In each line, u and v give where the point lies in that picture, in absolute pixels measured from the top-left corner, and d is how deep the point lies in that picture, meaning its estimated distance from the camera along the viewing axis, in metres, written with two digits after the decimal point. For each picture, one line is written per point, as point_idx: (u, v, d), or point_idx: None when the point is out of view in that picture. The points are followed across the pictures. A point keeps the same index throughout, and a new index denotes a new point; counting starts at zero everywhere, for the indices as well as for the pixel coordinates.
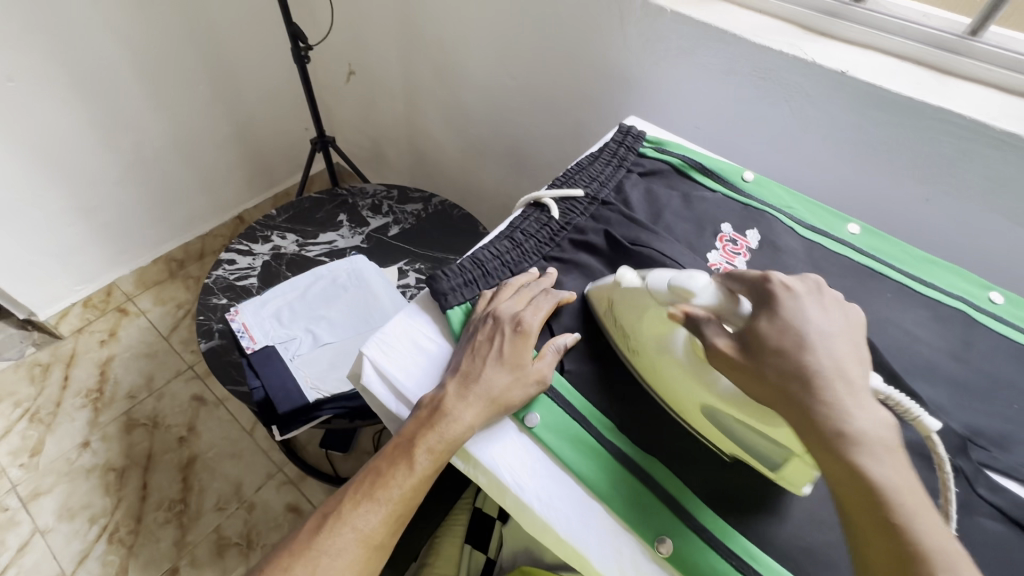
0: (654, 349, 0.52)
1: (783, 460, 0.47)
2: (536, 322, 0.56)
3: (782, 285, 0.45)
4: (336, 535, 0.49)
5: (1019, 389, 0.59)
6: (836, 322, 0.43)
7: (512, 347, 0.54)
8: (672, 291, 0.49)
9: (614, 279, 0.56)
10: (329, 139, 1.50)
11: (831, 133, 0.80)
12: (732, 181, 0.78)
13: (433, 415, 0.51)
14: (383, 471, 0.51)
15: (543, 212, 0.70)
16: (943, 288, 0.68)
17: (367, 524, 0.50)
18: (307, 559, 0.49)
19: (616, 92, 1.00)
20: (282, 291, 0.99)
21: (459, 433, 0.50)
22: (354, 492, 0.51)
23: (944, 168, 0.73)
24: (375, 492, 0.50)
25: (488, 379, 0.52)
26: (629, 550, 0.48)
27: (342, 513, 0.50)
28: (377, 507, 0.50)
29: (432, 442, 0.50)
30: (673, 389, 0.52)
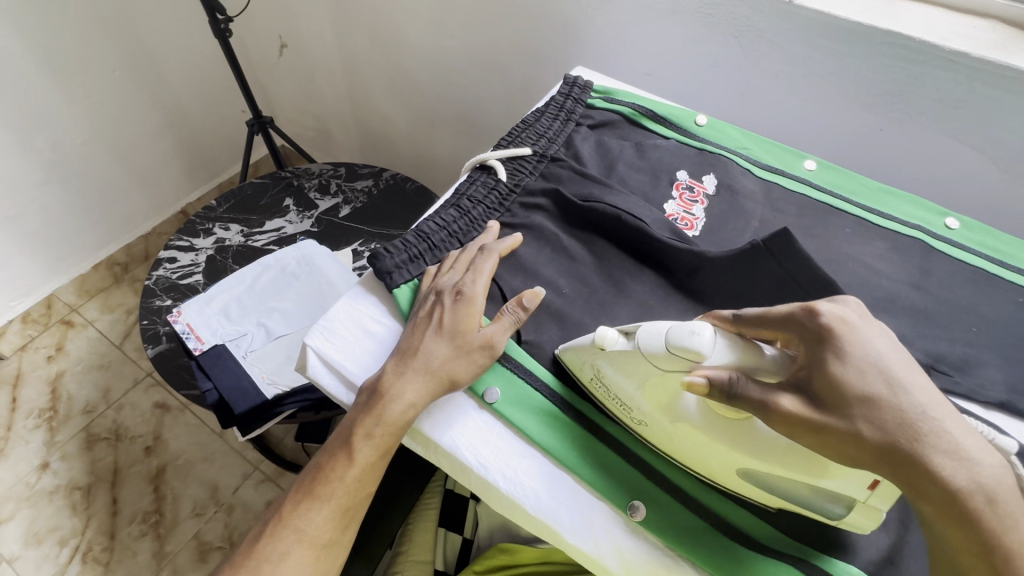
0: (668, 421, 0.45)
1: (848, 506, 0.42)
2: (480, 288, 0.53)
3: (833, 316, 0.40)
4: (281, 537, 0.48)
5: (977, 312, 0.59)
6: (890, 350, 0.39)
7: (454, 314, 0.51)
8: (677, 353, 0.41)
9: (592, 340, 0.47)
10: (267, 120, 1.40)
11: (783, 67, 0.77)
12: (685, 127, 0.75)
13: (371, 400, 0.48)
14: (325, 466, 0.49)
15: (490, 175, 0.66)
16: (901, 218, 0.67)
17: (313, 523, 0.48)
18: (255, 564, 0.48)
19: (561, 44, 0.95)
20: (228, 285, 0.93)
21: (400, 415, 0.47)
22: (297, 491, 0.49)
23: (896, 95, 0.71)
24: (318, 489, 0.49)
25: (428, 353, 0.49)
26: (601, 518, 0.46)
27: (287, 513, 0.49)
28: (322, 504, 0.48)
29: (370, 430, 0.47)
30: (700, 455, 0.45)
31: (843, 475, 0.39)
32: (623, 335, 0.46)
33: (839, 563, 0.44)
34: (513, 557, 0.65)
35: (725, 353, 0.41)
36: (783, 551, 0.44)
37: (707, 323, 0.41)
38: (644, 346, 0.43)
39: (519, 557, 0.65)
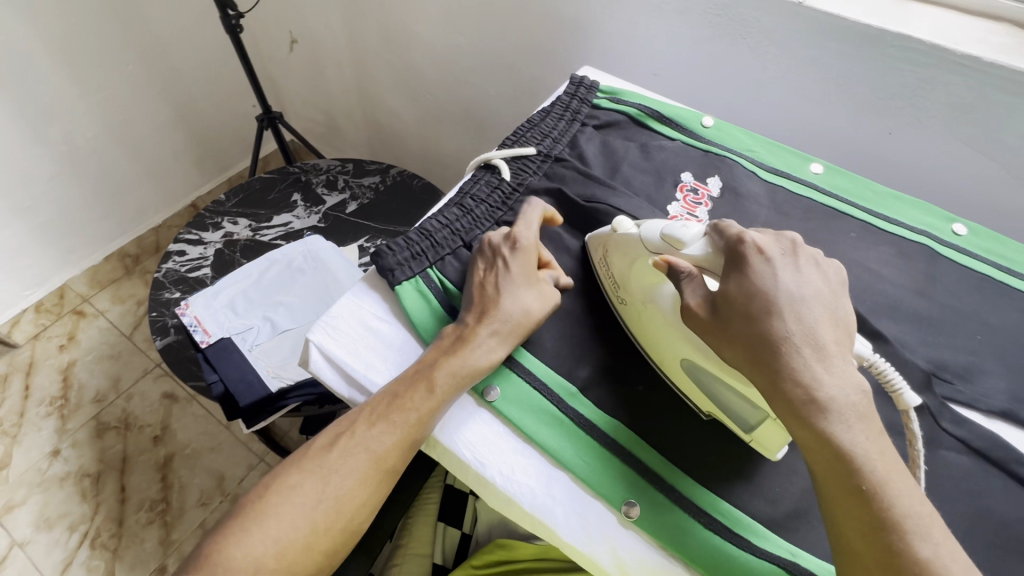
0: (641, 296, 0.51)
1: (758, 422, 0.47)
2: (530, 239, 0.55)
3: (755, 247, 0.44)
4: (348, 454, 0.47)
5: (982, 319, 0.59)
6: (813, 286, 0.43)
7: (517, 261, 0.53)
8: (663, 241, 0.48)
9: (612, 226, 0.55)
10: (276, 115, 1.41)
11: (791, 69, 0.76)
12: (690, 128, 0.75)
13: (457, 343, 0.50)
14: (403, 393, 0.48)
15: (494, 175, 0.66)
16: (907, 224, 0.66)
17: (381, 444, 0.47)
18: (318, 475, 0.46)
19: (569, 42, 0.95)
20: (235, 279, 0.94)
21: (484, 360, 0.50)
22: (370, 410, 0.48)
23: (905, 98, 0.71)
24: (393, 412, 0.48)
25: (506, 300, 0.52)
26: (597, 518, 0.47)
27: (356, 432, 0.48)
28: (392, 428, 0.47)
29: (457, 363, 0.49)
30: (658, 342, 0.51)
31: (742, 382, 0.45)
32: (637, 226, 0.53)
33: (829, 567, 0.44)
34: (511, 552, 0.66)
35: (698, 250, 0.47)
36: (776, 553, 0.44)
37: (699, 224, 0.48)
38: (645, 234, 0.51)
39: (516, 553, 0.65)
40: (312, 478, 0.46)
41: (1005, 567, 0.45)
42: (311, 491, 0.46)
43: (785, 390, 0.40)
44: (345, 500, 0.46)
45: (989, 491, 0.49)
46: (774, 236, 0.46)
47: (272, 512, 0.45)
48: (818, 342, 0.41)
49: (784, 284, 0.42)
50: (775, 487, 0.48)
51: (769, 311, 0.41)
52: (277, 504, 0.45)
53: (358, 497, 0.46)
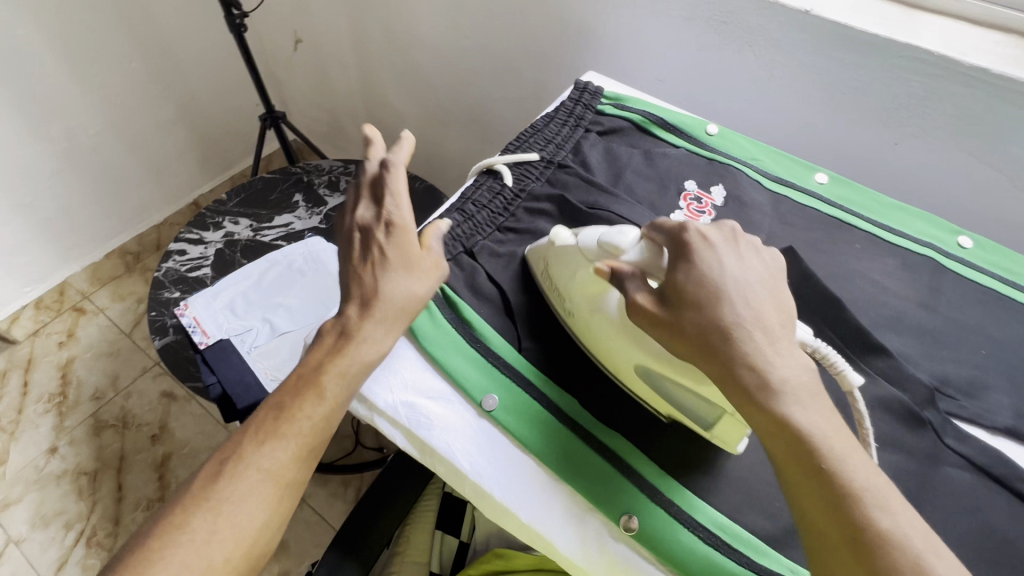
0: (586, 305, 0.51)
1: (715, 417, 0.47)
2: (405, 213, 0.52)
3: (699, 234, 0.44)
4: (237, 482, 0.44)
5: (987, 333, 0.58)
6: (756, 271, 0.44)
7: (395, 251, 0.51)
8: (602, 247, 0.49)
9: (549, 238, 0.55)
10: (279, 114, 1.41)
11: (798, 77, 0.76)
12: (695, 135, 0.74)
13: (343, 340, 0.49)
14: (290, 404, 0.46)
15: (496, 180, 0.66)
16: (912, 236, 0.65)
17: (275, 461, 0.45)
18: (205, 511, 0.43)
19: (574, 46, 0.95)
20: (234, 280, 0.94)
21: (376, 351, 0.49)
22: (257, 430, 0.46)
23: (913, 108, 0.70)
24: (283, 426, 0.46)
25: (388, 291, 0.50)
26: (595, 532, 0.46)
27: (243, 455, 0.45)
28: (283, 443, 0.45)
29: (346, 363, 0.48)
30: (609, 350, 0.51)
31: (701, 381, 0.45)
32: (574, 235, 0.53)
33: None
34: (509, 562, 0.65)
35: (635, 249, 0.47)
36: (776, 570, 0.44)
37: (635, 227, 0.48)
38: (583, 242, 0.51)
39: (514, 563, 0.65)
40: (200, 519, 0.43)
41: None
42: (202, 532, 0.42)
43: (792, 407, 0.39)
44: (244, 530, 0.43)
45: (993, 508, 0.48)
46: (715, 226, 0.47)
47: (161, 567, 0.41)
48: None
49: (729, 270, 0.43)
50: (776, 501, 0.47)
51: (770, 326, 0.41)
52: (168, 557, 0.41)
53: (256, 525, 0.44)
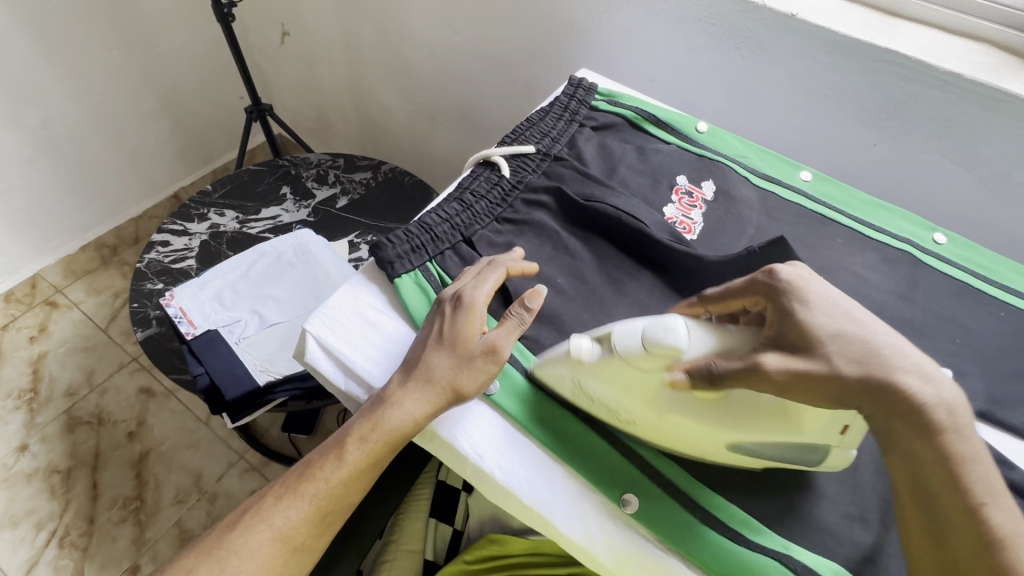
0: (638, 409, 0.46)
1: (820, 454, 0.46)
2: (480, 295, 0.51)
3: (788, 277, 0.45)
4: (251, 532, 0.46)
5: (961, 324, 0.61)
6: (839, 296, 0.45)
7: (455, 325, 0.50)
8: (654, 351, 0.44)
9: (565, 351, 0.48)
10: (266, 107, 1.39)
11: (782, 80, 0.79)
12: (686, 133, 0.76)
13: (374, 404, 0.48)
14: (314, 463, 0.48)
15: (494, 172, 0.67)
16: (891, 232, 0.68)
17: (285, 521, 0.47)
18: (220, 557, 0.46)
19: (566, 45, 0.96)
20: (222, 270, 0.93)
21: (400, 425, 0.47)
22: (280, 485, 0.48)
23: (891, 111, 0.73)
24: (303, 483, 0.47)
25: (429, 361, 0.49)
26: (593, 511, 0.47)
27: (263, 507, 0.47)
28: (298, 503, 0.47)
29: (371, 431, 0.47)
30: (694, 444, 0.46)
31: (819, 423, 0.43)
32: (597, 343, 0.47)
33: (824, 560, 0.44)
34: (505, 547, 0.65)
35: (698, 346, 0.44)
36: (770, 547, 0.44)
37: (675, 320, 0.45)
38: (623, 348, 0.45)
39: (511, 548, 0.65)
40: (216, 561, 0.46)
41: None
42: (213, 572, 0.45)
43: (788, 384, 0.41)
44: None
45: None
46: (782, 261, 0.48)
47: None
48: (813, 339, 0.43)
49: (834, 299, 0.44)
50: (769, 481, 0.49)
51: None
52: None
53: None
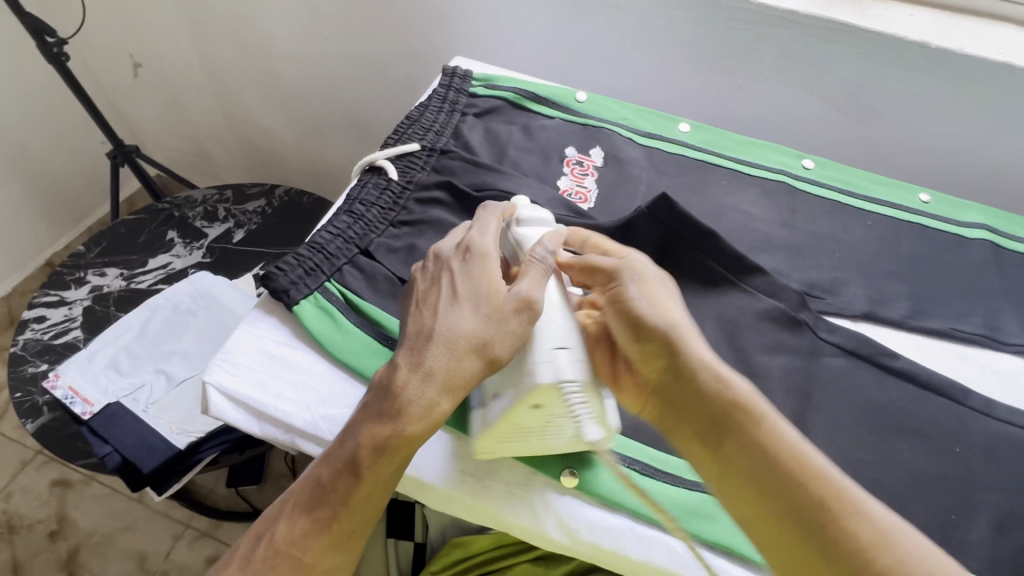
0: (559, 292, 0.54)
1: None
2: (488, 244, 0.47)
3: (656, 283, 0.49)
4: (270, 564, 0.41)
5: (836, 238, 0.67)
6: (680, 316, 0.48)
7: (470, 279, 0.45)
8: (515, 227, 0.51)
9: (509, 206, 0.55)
10: (131, 148, 1.27)
11: (648, 40, 0.81)
12: (567, 105, 0.77)
13: (384, 407, 0.41)
14: (325, 482, 0.42)
15: (381, 176, 0.64)
16: (765, 166, 0.73)
17: (307, 547, 0.41)
18: None
19: (437, 35, 0.95)
20: (112, 336, 0.84)
21: (420, 422, 0.41)
22: (294, 508, 0.42)
23: (746, 55, 0.78)
24: (319, 505, 0.42)
25: (447, 328, 0.43)
26: (536, 492, 0.47)
27: (280, 536, 0.42)
28: (319, 526, 0.41)
29: (392, 433, 0.41)
30: None
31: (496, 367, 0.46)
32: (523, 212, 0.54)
33: None
34: (469, 547, 0.65)
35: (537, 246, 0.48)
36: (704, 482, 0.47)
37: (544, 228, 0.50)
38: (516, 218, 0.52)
39: (473, 547, 0.65)
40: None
41: (891, 443, 0.52)
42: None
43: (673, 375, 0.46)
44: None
45: (865, 382, 0.55)
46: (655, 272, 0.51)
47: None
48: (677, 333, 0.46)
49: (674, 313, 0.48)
50: None
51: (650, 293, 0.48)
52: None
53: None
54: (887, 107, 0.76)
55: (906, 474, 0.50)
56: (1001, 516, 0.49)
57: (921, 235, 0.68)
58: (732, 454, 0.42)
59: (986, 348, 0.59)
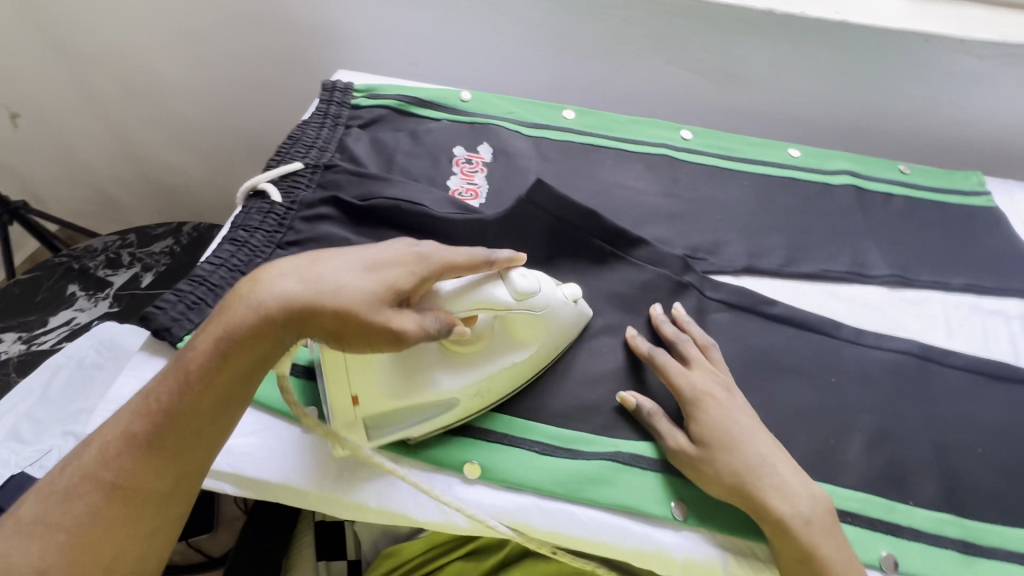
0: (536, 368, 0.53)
1: (370, 426, 0.48)
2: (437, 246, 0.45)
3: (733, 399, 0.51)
4: (81, 465, 0.40)
5: (716, 201, 0.71)
6: (748, 420, 0.49)
7: (392, 255, 0.44)
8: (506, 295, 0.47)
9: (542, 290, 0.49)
10: (18, 204, 1.19)
11: (524, 33, 0.83)
12: (452, 106, 0.78)
13: (223, 316, 0.41)
14: (155, 389, 0.41)
15: (264, 200, 0.64)
16: (647, 141, 0.77)
17: (118, 454, 0.40)
18: (50, 494, 0.40)
19: (323, 50, 0.94)
20: (10, 402, 0.80)
21: (247, 335, 0.40)
22: (124, 412, 0.42)
23: (618, 37, 0.81)
24: (137, 419, 0.41)
25: (333, 268, 0.42)
26: (443, 488, 0.49)
27: (101, 440, 0.41)
28: (135, 430, 0.41)
29: (215, 345, 0.40)
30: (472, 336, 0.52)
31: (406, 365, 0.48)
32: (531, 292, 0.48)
33: (649, 443, 0.51)
34: (399, 557, 0.64)
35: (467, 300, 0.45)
36: (602, 450, 0.50)
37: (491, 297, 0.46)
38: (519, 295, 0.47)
39: (405, 555, 0.64)
40: (25, 525, 0.39)
41: (774, 384, 0.56)
42: (22, 539, 0.38)
43: (733, 471, 0.46)
44: (67, 536, 0.38)
45: (749, 331, 0.59)
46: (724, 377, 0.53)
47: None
48: (751, 438, 0.48)
49: (739, 420, 0.49)
50: (592, 394, 0.53)
51: (719, 398, 0.50)
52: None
53: (83, 534, 0.39)
54: (752, 73, 0.81)
55: (790, 410, 0.54)
56: (875, 434, 0.53)
57: (793, 188, 0.73)
58: (770, 530, 0.45)
59: (855, 284, 0.64)
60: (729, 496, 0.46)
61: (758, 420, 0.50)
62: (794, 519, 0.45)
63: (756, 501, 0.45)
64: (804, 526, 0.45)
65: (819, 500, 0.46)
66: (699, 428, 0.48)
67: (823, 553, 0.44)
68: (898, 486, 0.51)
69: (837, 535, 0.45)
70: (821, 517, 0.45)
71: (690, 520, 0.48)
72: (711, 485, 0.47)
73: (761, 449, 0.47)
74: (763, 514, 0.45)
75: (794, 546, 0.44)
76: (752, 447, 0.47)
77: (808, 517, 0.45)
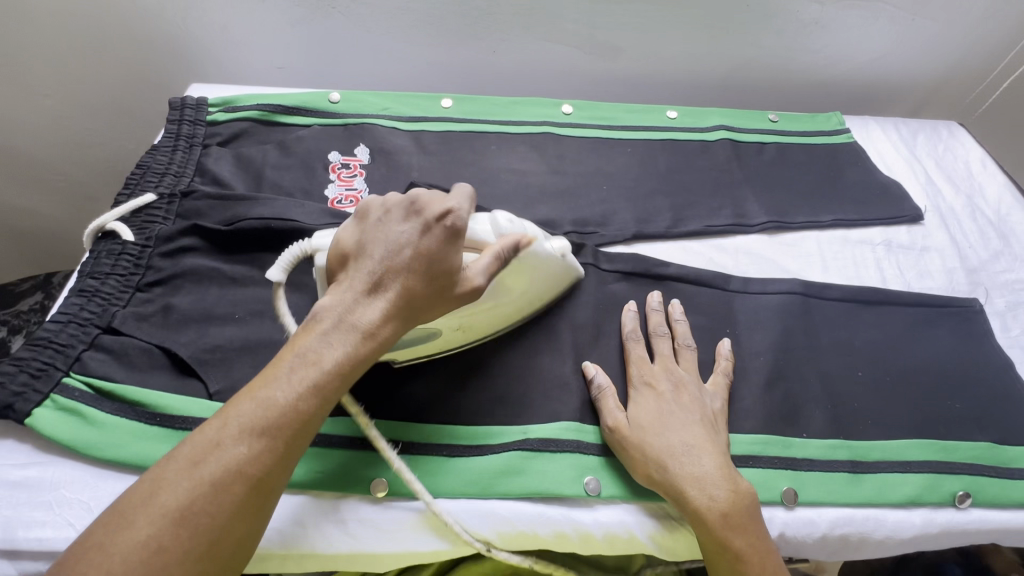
0: (514, 310, 0.53)
1: None
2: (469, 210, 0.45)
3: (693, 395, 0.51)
4: (207, 465, 0.35)
5: (602, 172, 0.71)
6: (684, 409, 0.50)
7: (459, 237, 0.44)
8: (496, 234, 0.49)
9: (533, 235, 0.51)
10: None
11: (389, 23, 0.79)
12: (321, 108, 0.73)
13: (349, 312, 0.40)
14: (279, 382, 0.38)
15: (114, 240, 0.57)
16: (530, 121, 0.75)
17: (259, 445, 0.36)
18: (178, 497, 0.34)
19: (178, 66, 0.86)
20: None
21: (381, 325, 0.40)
22: (236, 409, 0.37)
23: (486, 18, 0.79)
24: (268, 413, 0.37)
25: (433, 255, 0.42)
26: (353, 513, 0.47)
27: (219, 438, 0.36)
28: (269, 424, 0.37)
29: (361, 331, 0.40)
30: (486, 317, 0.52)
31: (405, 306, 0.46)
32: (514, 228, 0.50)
33: (557, 424, 0.51)
34: None
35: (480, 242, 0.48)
36: (511, 440, 0.49)
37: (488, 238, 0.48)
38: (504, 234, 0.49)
39: None
40: (173, 513, 0.33)
41: None
42: (172, 533, 0.33)
43: (657, 458, 0.47)
44: (215, 532, 0.34)
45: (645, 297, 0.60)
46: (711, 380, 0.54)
47: (92, 569, 0.31)
48: (676, 425, 0.49)
49: (675, 410, 0.50)
50: (497, 386, 0.52)
51: (664, 389, 0.51)
52: (104, 555, 0.32)
53: (235, 521, 0.35)
54: (623, 40, 0.82)
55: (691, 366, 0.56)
56: (770, 375, 0.56)
57: (674, 149, 0.74)
58: (688, 518, 0.46)
59: (738, 234, 0.67)
60: (648, 480, 0.47)
61: (700, 414, 0.50)
62: (710, 512, 0.45)
63: (672, 487, 0.46)
64: (715, 515, 0.45)
65: (739, 489, 0.46)
66: (631, 421, 0.49)
67: (735, 545, 0.44)
68: (792, 421, 0.54)
69: (749, 525, 0.45)
70: (738, 506, 0.45)
71: (603, 493, 0.49)
72: (639, 470, 0.48)
73: (688, 442, 0.48)
74: (679, 500, 0.46)
75: (700, 528, 0.45)
76: (676, 438, 0.48)
77: (724, 509, 0.45)
